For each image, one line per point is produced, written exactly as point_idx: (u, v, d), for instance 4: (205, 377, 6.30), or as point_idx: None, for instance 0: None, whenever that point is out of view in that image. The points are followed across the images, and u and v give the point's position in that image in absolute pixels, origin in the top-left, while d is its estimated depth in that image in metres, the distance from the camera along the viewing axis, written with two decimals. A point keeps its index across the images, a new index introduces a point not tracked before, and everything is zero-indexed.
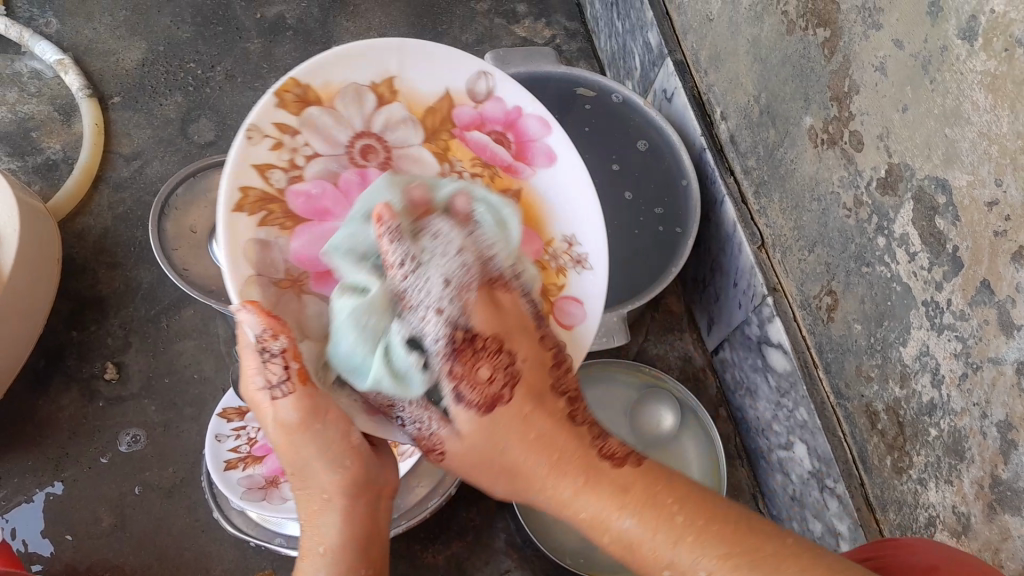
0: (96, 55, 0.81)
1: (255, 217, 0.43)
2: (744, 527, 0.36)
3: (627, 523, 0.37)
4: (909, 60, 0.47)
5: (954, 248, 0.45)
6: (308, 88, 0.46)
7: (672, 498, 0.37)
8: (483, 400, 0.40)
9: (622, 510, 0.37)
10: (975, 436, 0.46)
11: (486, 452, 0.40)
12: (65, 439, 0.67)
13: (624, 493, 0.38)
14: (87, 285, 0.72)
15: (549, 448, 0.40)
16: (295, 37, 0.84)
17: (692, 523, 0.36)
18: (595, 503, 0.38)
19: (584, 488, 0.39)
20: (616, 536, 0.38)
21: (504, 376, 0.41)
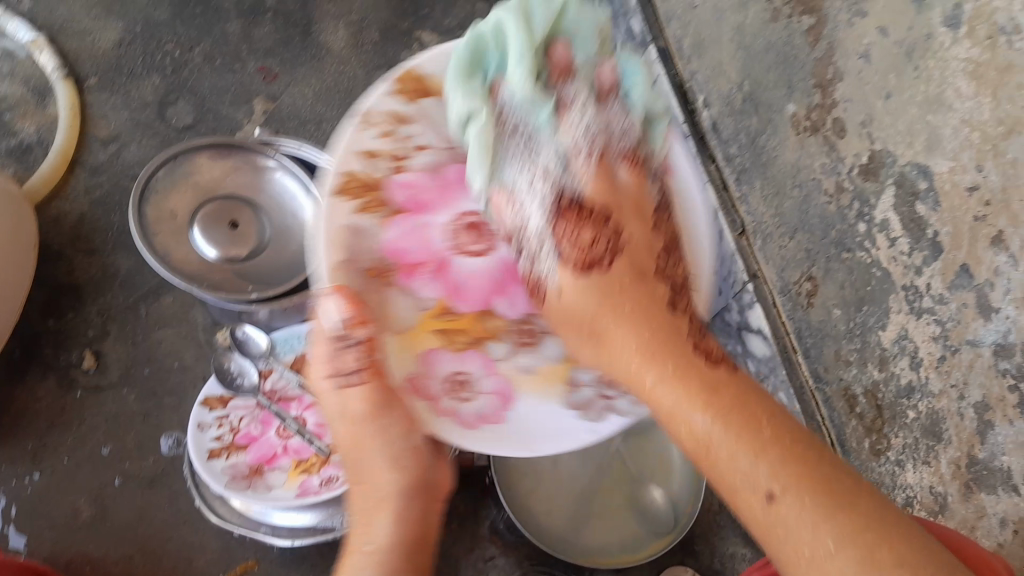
0: (70, 35, 0.79)
1: (353, 204, 0.52)
2: (841, 486, 0.35)
3: (701, 419, 0.38)
4: (894, 48, 0.47)
5: (934, 233, 0.46)
6: (424, 78, 0.54)
7: (784, 447, 0.36)
8: (582, 259, 0.47)
9: (698, 407, 0.39)
10: (952, 417, 0.47)
11: (583, 313, 0.45)
12: (42, 430, 0.66)
13: (711, 393, 0.39)
14: (63, 271, 0.71)
15: (643, 328, 0.43)
16: (275, 19, 0.83)
17: (783, 460, 0.36)
18: (676, 397, 0.40)
19: (673, 378, 0.40)
20: (690, 432, 0.39)
21: (608, 244, 0.47)
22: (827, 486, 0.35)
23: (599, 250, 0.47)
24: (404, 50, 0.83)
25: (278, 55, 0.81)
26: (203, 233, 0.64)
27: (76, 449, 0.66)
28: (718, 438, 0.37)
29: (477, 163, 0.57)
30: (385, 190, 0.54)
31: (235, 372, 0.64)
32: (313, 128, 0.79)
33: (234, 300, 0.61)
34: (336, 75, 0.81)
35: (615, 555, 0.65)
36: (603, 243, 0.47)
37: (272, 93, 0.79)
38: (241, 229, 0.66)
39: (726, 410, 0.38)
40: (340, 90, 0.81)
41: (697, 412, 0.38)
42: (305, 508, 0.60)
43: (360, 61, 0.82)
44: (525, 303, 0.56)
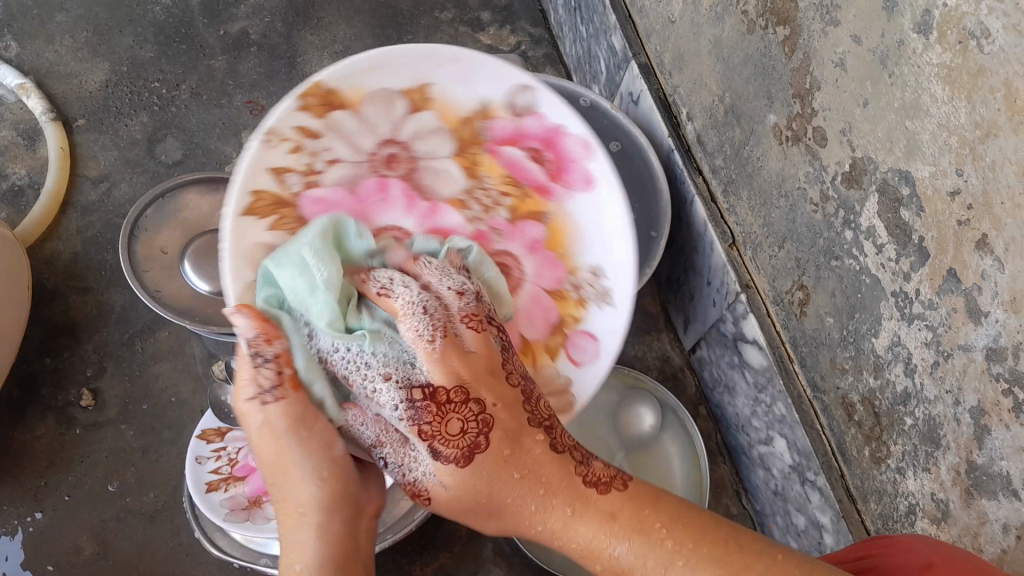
0: (58, 79, 0.80)
1: (267, 221, 0.47)
2: (761, 561, 0.36)
3: (620, 550, 0.38)
4: (868, 56, 0.47)
5: (920, 239, 0.46)
6: (336, 93, 0.46)
7: (661, 523, 0.38)
8: (458, 452, 0.39)
9: (613, 536, 0.38)
10: (949, 423, 0.47)
11: (472, 495, 0.39)
12: (42, 469, 0.66)
13: (614, 519, 0.38)
14: (58, 311, 0.72)
15: (534, 484, 0.39)
16: (260, 52, 0.83)
17: (698, 557, 0.37)
18: (590, 532, 0.38)
19: (575, 516, 0.39)
20: (613, 564, 0.38)
21: (477, 423, 0.39)
22: (735, 550, 0.37)
23: (470, 434, 0.39)
24: None
25: (264, 88, 0.82)
26: (194, 266, 0.64)
27: (76, 486, 0.66)
28: (633, 559, 0.38)
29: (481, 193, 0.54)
30: (297, 207, 0.48)
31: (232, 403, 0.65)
32: None
33: (226, 330, 0.60)
34: None
35: None
36: (470, 425, 0.39)
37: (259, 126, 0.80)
38: None
39: (635, 522, 0.38)
40: None
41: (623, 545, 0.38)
42: None
43: None
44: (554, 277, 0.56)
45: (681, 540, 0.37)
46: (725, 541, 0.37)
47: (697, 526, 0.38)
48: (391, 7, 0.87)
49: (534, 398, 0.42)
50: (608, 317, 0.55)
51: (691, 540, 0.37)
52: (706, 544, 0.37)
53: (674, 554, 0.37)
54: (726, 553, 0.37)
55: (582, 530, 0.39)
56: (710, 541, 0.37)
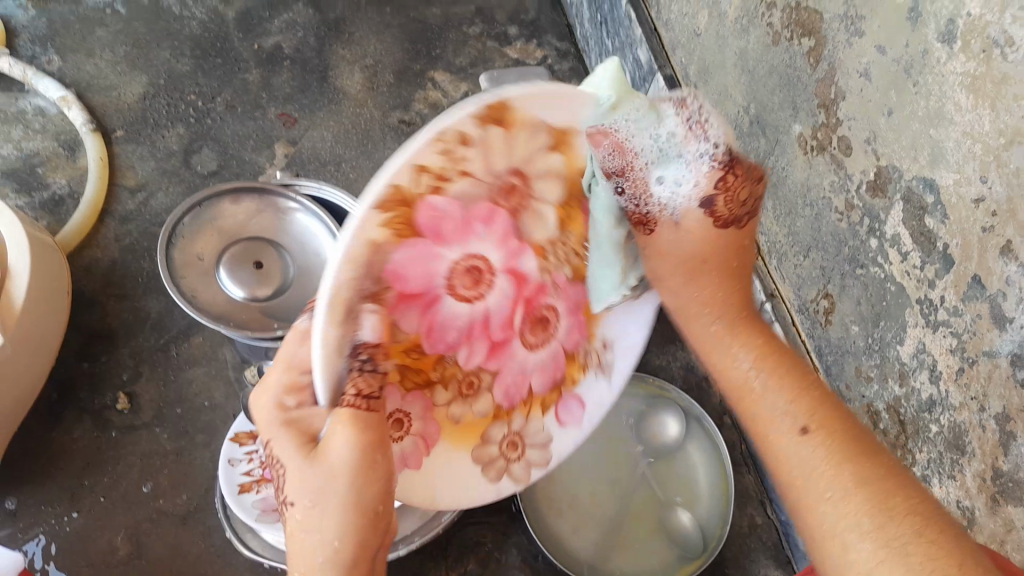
0: (98, 91, 0.82)
1: (384, 218, 0.37)
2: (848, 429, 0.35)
3: (753, 374, 0.39)
4: (892, 66, 0.48)
5: (944, 246, 0.47)
6: (505, 108, 0.38)
7: (802, 371, 0.39)
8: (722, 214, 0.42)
9: (746, 354, 0.40)
10: (975, 430, 0.47)
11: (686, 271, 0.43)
12: (78, 470, 0.68)
13: (760, 345, 0.41)
14: (96, 316, 0.73)
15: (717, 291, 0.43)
16: (293, 66, 0.85)
17: (815, 404, 0.36)
18: (734, 345, 0.41)
19: (748, 350, 0.40)
20: (739, 384, 0.40)
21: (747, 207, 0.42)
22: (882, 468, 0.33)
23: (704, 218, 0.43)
24: (418, 90, 0.86)
25: (297, 100, 0.84)
26: (229, 273, 0.66)
27: (111, 487, 0.67)
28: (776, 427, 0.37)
29: (560, 248, 0.49)
30: (416, 208, 0.39)
31: None
32: (332, 170, 0.81)
33: (260, 335, 0.62)
34: (354, 117, 0.83)
35: None
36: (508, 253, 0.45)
37: (292, 138, 0.82)
38: (266, 268, 0.68)
39: (784, 375, 0.38)
40: (357, 131, 0.83)
41: (773, 396, 0.38)
42: None
43: (375, 102, 0.84)
44: (578, 338, 0.54)
45: (834, 444, 0.34)
46: (881, 472, 0.33)
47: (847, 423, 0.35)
48: (420, 22, 0.89)
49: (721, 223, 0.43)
50: (600, 388, 0.55)
51: (844, 450, 0.34)
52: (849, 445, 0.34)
53: (800, 423, 0.36)
54: (871, 481, 0.33)
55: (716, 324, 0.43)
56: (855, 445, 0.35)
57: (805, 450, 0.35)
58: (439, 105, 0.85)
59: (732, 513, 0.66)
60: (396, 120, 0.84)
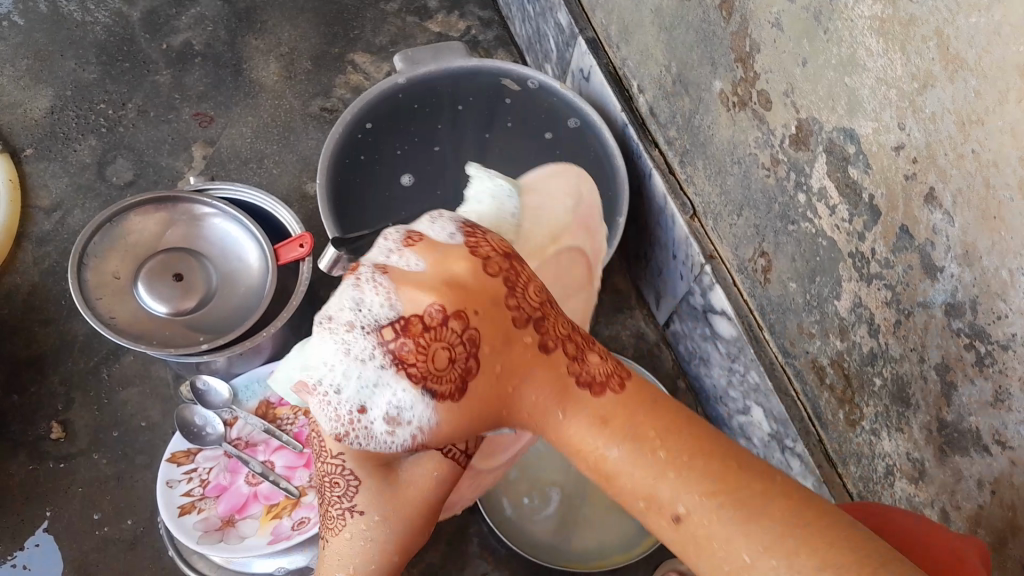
0: (1, 110, 0.79)
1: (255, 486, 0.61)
2: (762, 507, 0.30)
3: (612, 453, 0.32)
4: (802, 14, 0.46)
5: (870, 197, 0.45)
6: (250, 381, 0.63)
7: (677, 454, 0.31)
8: (449, 388, 0.32)
9: (607, 439, 0.32)
10: (917, 381, 0.46)
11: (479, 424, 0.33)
12: (19, 506, 0.65)
13: (606, 422, 0.33)
14: (22, 346, 0.71)
15: (671, 470, 0.31)
16: (204, 63, 0.82)
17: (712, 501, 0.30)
18: (660, 487, 0.31)
19: (628, 457, 0.32)
20: (600, 466, 0.32)
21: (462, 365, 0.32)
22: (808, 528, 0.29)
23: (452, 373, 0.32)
24: (338, 75, 0.82)
25: (211, 99, 0.80)
26: (147, 288, 0.63)
27: (54, 520, 0.65)
28: (626, 460, 0.32)
29: None
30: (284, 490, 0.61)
31: (200, 424, 0.63)
32: (255, 167, 0.77)
33: (185, 351, 0.59)
34: (273, 110, 0.80)
35: (612, 555, 0.64)
36: (460, 350, 0.32)
37: (210, 137, 0.78)
38: (187, 280, 0.64)
39: (630, 422, 0.32)
40: (278, 124, 0.79)
41: (660, 484, 0.31)
42: (284, 553, 0.59)
43: (294, 92, 0.81)
44: None
45: (768, 540, 0.29)
46: (672, 504, 0.31)
47: (732, 457, 0.32)
48: (335, 4, 0.86)
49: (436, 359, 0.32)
50: None
51: (719, 489, 0.30)
52: (732, 485, 0.30)
53: (662, 508, 0.31)
54: (688, 469, 0.31)
55: (571, 424, 0.33)
56: (729, 470, 0.31)
57: (732, 546, 0.30)
58: (361, 89, 0.82)
59: None
60: (318, 108, 0.81)
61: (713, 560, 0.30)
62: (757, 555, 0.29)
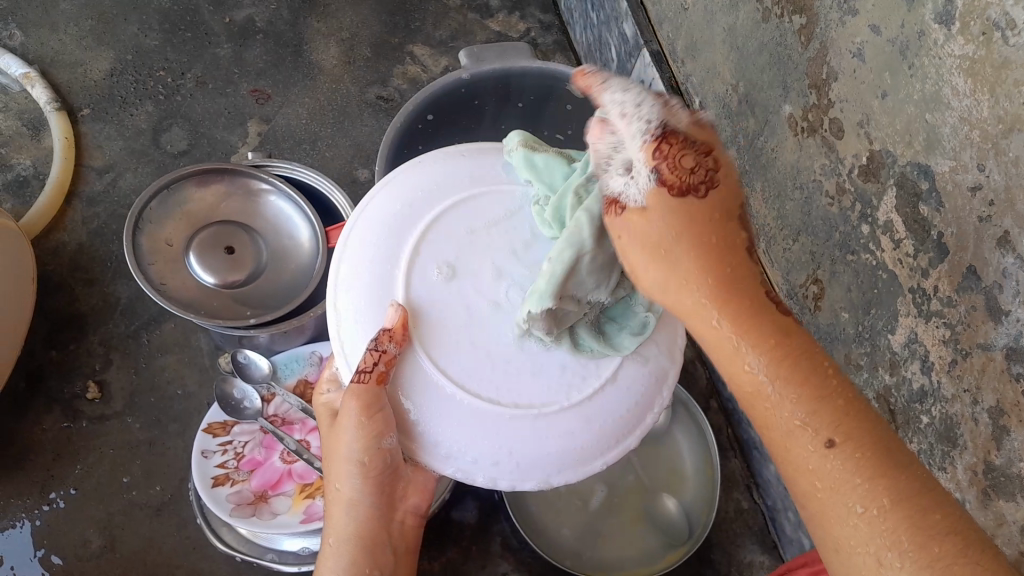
0: (62, 68, 0.79)
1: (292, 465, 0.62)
2: (903, 476, 0.31)
3: (754, 363, 0.33)
4: (887, 46, 0.46)
5: (939, 235, 0.45)
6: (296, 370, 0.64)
7: (800, 391, 0.32)
8: (676, 185, 0.33)
9: (753, 352, 0.33)
10: (967, 423, 0.46)
11: (669, 282, 0.34)
12: (49, 462, 0.66)
13: (769, 341, 0.33)
14: (64, 303, 0.71)
15: (811, 393, 0.32)
16: (266, 40, 0.82)
17: (853, 451, 0.32)
18: (788, 413, 0.32)
19: (774, 377, 0.33)
20: (744, 382, 0.33)
21: (706, 171, 0.33)
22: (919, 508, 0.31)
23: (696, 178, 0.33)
24: (397, 65, 0.83)
25: (269, 76, 0.81)
26: (198, 259, 0.64)
27: (83, 479, 0.66)
28: (766, 380, 0.33)
29: None
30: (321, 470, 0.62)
31: (238, 397, 0.64)
32: (308, 148, 0.78)
33: (231, 325, 0.60)
34: (329, 93, 0.81)
35: (636, 568, 0.63)
36: (700, 171, 0.33)
37: (266, 115, 0.79)
38: (238, 254, 0.65)
39: (806, 377, 0.33)
40: (333, 108, 0.80)
41: (790, 404, 0.32)
42: (314, 533, 0.59)
43: (352, 77, 0.81)
44: None
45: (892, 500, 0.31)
46: (822, 433, 0.32)
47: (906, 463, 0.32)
48: None
49: (688, 179, 0.33)
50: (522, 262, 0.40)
51: (841, 436, 0.32)
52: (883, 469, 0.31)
53: (816, 434, 0.32)
54: (855, 454, 0.32)
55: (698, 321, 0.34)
56: (900, 478, 0.31)
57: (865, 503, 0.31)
58: (418, 80, 0.82)
59: (716, 498, 0.66)
60: (374, 96, 0.81)
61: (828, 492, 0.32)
62: (880, 545, 0.31)
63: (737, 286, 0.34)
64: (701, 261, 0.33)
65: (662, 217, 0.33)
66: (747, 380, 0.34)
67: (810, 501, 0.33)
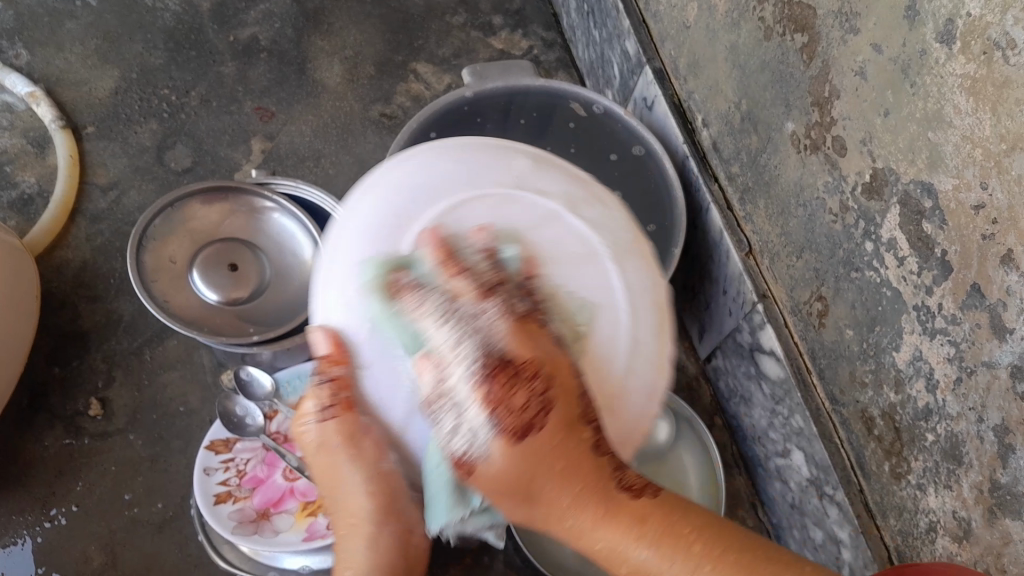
0: (68, 85, 0.80)
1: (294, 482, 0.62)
2: (730, 562, 0.37)
3: (646, 556, 0.38)
4: (889, 65, 0.46)
5: (943, 252, 0.45)
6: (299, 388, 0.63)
7: (689, 530, 0.39)
8: (514, 426, 0.36)
9: (640, 542, 0.38)
10: (973, 441, 0.46)
11: (521, 476, 0.36)
12: (51, 479, 0.66)
13: (643, 524, 0.38)
14: (68, 320, 0.71)
15: (679, 526, 0.39)
16: (271, 58, 0.83)
17: (692, 559, 0.38)
18: (612, 536, 0.38)
19: (603, 517, 0.38)
20: (634, 568, 0.38)
21: (541, 395, 0.36)
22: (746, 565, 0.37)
23: (534, 408, 0.36)
24: (400, 82, 0.83)
25: (273, 94, 0.81)
26: (202, 276, 0.64)
27: (85, 496, 0.65)
28: (658, 561, 0.38)
29: None
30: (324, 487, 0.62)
31: (241, 414, 0.64)
32: (312, 165, 0.78)
33: (236, 342, 0.60)
34: (333, 111, 0.81)
35: None
36: (535, 399, 0.36)
37: (270, 132, 0.79)
38: (242, 271, 0.65)
39: (659, 526, 0.38)
40: (337, 125, 0.80)
41: (633, 545, 0.38)
42: (317, 550, 0.59)
43: (356, 95, 0.82)
44: None
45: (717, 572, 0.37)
46: (642, 528, 0.38)
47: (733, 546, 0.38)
48: (403, 12, 0.87)
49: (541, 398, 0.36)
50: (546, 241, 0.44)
51: (677, 554, 0.38)
52: (723, 551, 0.38)
53: (639, 534, 0.38)
54: (666, 546, 0.38)
55: (574, 522, 0.38)
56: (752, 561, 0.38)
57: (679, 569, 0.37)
58: (421, 98, 0.83)
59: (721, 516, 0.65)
60: (378, 113, 0.81)
61: None
62: None
63: (605, 483, 0.38)
64: (572, 429, 0.37)
65: (516, 456, 0.36)
66: (624, 562, 0.38)
67: None
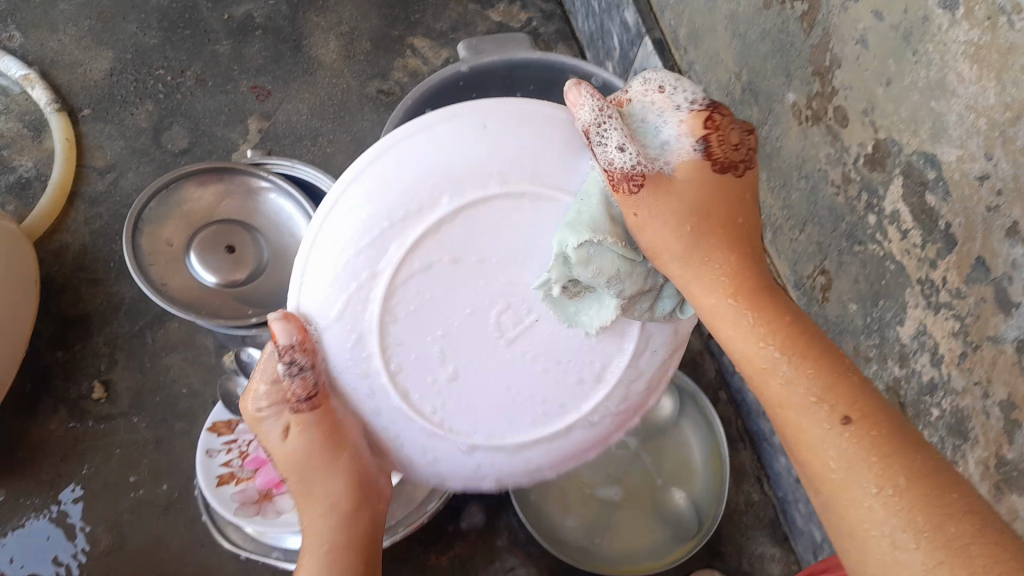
0: (62, 68, 0.79)
1: None
2: (926, 475, 0.30)
3: (782, 374, 0.33)
4: (890, 33, 0.45)
5: (946, 225, 0.44)
6: None
7: (861, 415, 0.32)
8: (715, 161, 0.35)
9: (793, 366, 0.33)
10: (978, 416, 0.45)
11: (685, 275, 0.36)
12: (56, 465, 0.66)
13: (808, 357, 0.33)
14: (69, 304, 0.71)
15: (820, 394, 0.32)
16: (265, 36, 0.82)
17: (882, 464, 0.31)
18: (835, 440, 0.32)
19: (796, 374, 0.33)
20: (774, 396, 0.34)
21: (740, 156, 0.36)
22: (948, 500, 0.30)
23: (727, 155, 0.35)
24: (397, 57, 0.82)
25: (269, 72, 0.80)
26: (199, 258, 0.64)
27: (91, 479, 0.66)
28: (792, 393, 0.33)
29: None
30: None
31: (241, 396, 0.64)
32: (309, 144, 0.78)
33: (231, 325, 0.60)
34: (329, 88, 0.80)
35: (641, 563, 0.63)
36: (731, 153, 0.36)
37: (266, 111, 0.78)
38: (238, 252, 0.65)
39: (835, 374, 0.33)
40: (334, 103, 0.79)
41: (811, 403, 0.33)
42: None
43: (352, 72, 0.81)
44: None
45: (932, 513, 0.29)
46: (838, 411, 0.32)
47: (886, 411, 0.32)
48: None
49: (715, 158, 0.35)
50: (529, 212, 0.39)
51: (885, 461, 0.30)
52: (907, 470, 0.30)
53: (832, 412, 0.32)
54: (870, 435, 0.31)
55: (736, 330, 0.35)
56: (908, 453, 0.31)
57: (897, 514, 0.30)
58: (419, 73, 0.81)
59: (724, 492, 0.65)
60: (375, 89, 0.80)
61: (873, 547, 0.30)
62: (897, 527, 0.30)
63: (750, 277, 0.35)
64: (740, 268, 0.35)
65: (694, 180, 0.35)
66: (761, 370, 0.34)
67: (821, 487, 0.33)
